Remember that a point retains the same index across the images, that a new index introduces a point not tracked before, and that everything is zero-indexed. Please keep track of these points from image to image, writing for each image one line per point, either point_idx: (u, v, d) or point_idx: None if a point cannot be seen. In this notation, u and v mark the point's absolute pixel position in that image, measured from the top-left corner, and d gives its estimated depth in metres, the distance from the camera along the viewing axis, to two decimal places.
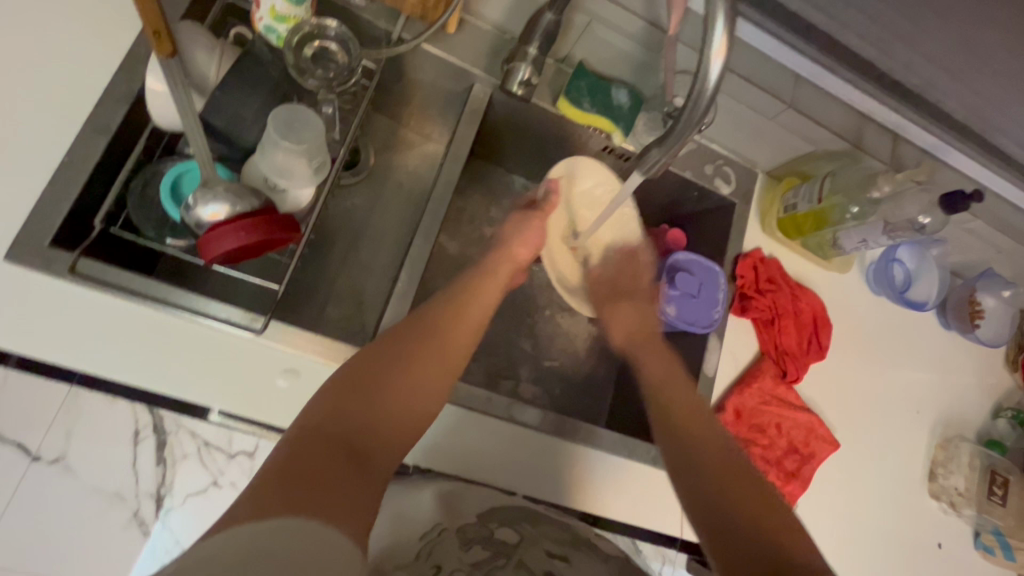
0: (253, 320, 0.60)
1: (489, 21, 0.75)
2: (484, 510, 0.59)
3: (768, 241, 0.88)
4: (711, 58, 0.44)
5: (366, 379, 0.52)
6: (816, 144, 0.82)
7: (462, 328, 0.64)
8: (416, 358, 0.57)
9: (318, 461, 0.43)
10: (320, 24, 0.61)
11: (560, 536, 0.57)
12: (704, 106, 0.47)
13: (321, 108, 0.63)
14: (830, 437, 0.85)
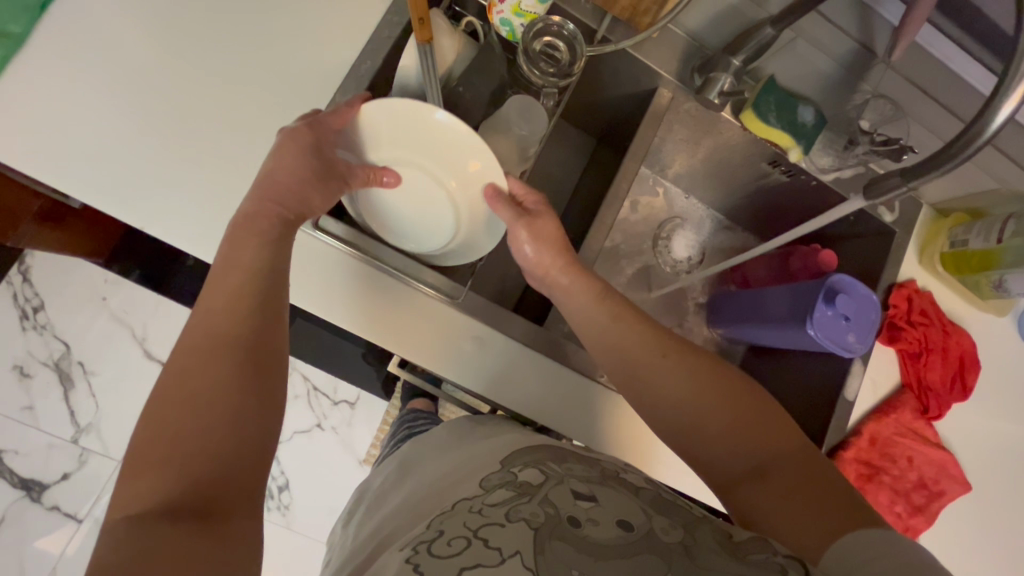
0: (450, 289, 0.68)
1: (685, 28, 0.77)
2: (506, 457, 0.58)
3: (924, 274, 0.87)
4: (1001, 107, 0.46)
5: (168, 403, 0.43)
6: (1001, 181, 0.81)
7: (259, 261, 0.52)
8: (222, 342, 0.47)
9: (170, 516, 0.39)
10: (558, 21, 0.64)
11: (589, 474, 0.53)
12: (971, 151, 0.50)
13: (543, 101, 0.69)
14: (962, 478, 0.84)
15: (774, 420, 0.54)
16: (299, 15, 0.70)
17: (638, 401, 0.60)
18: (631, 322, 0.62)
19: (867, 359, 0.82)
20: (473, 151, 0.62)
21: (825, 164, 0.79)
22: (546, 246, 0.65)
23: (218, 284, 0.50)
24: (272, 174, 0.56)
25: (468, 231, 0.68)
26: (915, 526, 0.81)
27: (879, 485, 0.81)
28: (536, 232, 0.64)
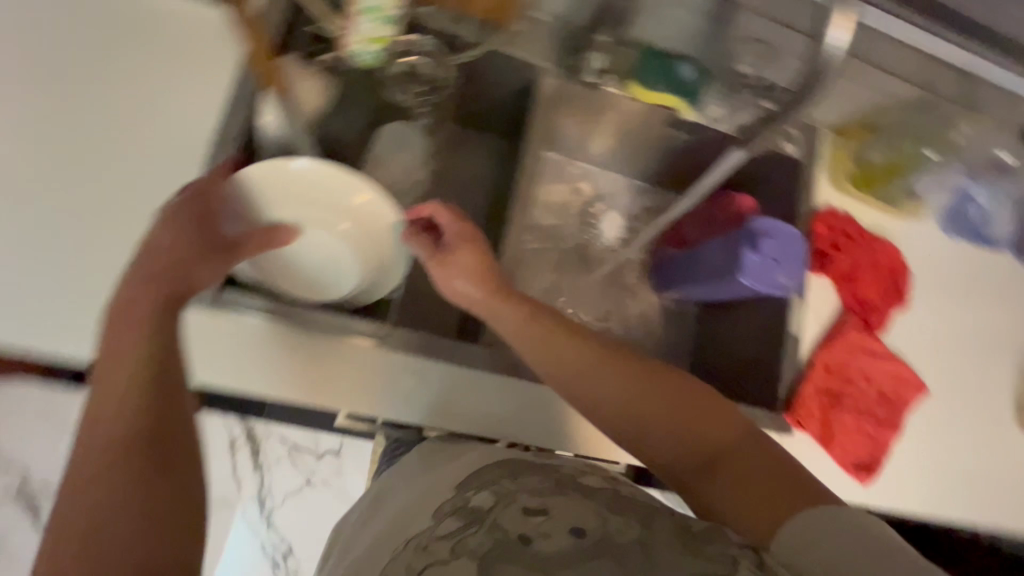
0: (375, 328, 0.67)
1: (549, 13, 0.77)
2: (461, 482, 0.55)
3: (839, 196, 0.88)
4: (834, 31, 0.51)
5: (76, 531, 0.40)
6: (885, 93, 0.82)
7: (140, 353, 0.47)
8: (128, 452, 0.43)
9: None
10: (414, 40, 0.65)
11: (542, 484, 0.51)
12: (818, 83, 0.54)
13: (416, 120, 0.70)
14: (917, 381, 0.87)
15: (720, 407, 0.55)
16: (157, 91, 0.68)
17: (587, 403, 0.58)
18: (569, 330, 0.60)
19: (804, 293, 0.84)
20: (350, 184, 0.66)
21: (716, 116, 0.81)
22: (468, 278, 0.63)
23: (111, 386, 0.46)
24: (154, 253, 0.51)
25: (378, 260, 0.69)
26: (885, 439, 0.84)
27: (844, 409, 0.83)
28: (453, 266, 0.64)
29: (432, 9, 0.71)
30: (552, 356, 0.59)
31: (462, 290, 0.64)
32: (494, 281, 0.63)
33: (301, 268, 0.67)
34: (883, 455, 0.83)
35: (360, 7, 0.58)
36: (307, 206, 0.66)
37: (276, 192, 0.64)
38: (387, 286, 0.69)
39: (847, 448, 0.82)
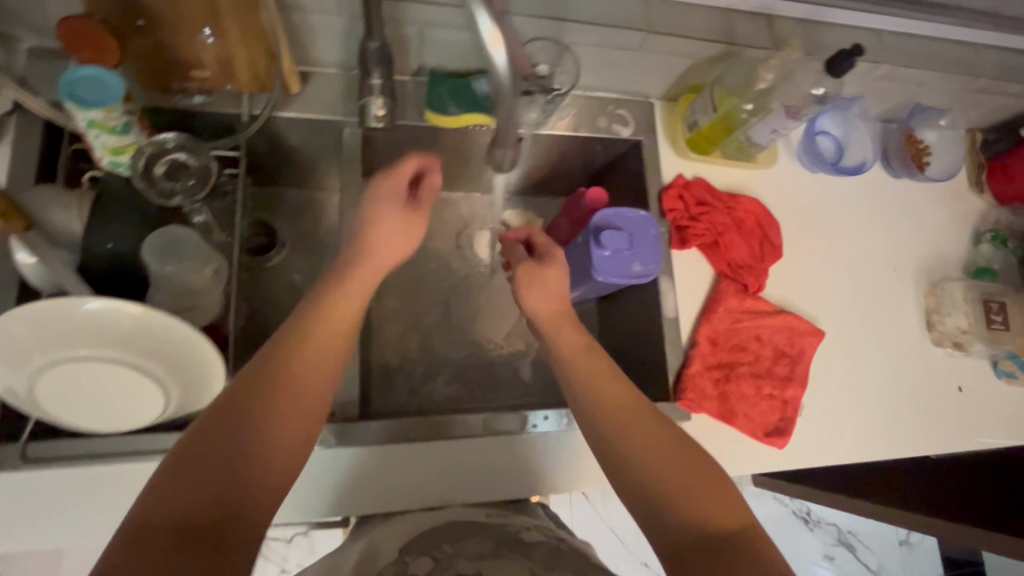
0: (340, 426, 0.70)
1: (332, 64, 0.76)
2: (401, 546, 0.59)
3: (685, 164, 0.86)
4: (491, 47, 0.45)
5: (210, 436, 0.45)
6: (691, 56, 0.79)
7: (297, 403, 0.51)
8: (263, 385, 0.50)
9: (171, 562, 0.39)
10: (157, 140, 0.60)
11: (479, 548, 0.56)
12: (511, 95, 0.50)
13: (192, 219, 0.64)
14: (813, 328, 0.84)
15: (730, 493, 0.54)
16: None
17: (604, 445, 0.58)
18: (608, 368, 0.64)
19: (671, 270, 0.82)
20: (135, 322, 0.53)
21: (536, 120, 0.79)
22: (541, 297, 0.70)
23: (320, 325, 0.56)
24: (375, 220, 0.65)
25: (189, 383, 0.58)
26: (793, 397, 0.80)
27: (741, 378, 0.80)
28: (537, 277, 0.70)
29: (204, 96, 0.70)
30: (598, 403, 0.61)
31: (536, 305, 0.70)
32: (563, 309, 0.70)
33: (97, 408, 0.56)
34: (795, 414, 0.80)
35: (80, 124, 0.54)
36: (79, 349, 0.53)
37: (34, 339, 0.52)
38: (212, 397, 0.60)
39: (754, 417, 0.78)
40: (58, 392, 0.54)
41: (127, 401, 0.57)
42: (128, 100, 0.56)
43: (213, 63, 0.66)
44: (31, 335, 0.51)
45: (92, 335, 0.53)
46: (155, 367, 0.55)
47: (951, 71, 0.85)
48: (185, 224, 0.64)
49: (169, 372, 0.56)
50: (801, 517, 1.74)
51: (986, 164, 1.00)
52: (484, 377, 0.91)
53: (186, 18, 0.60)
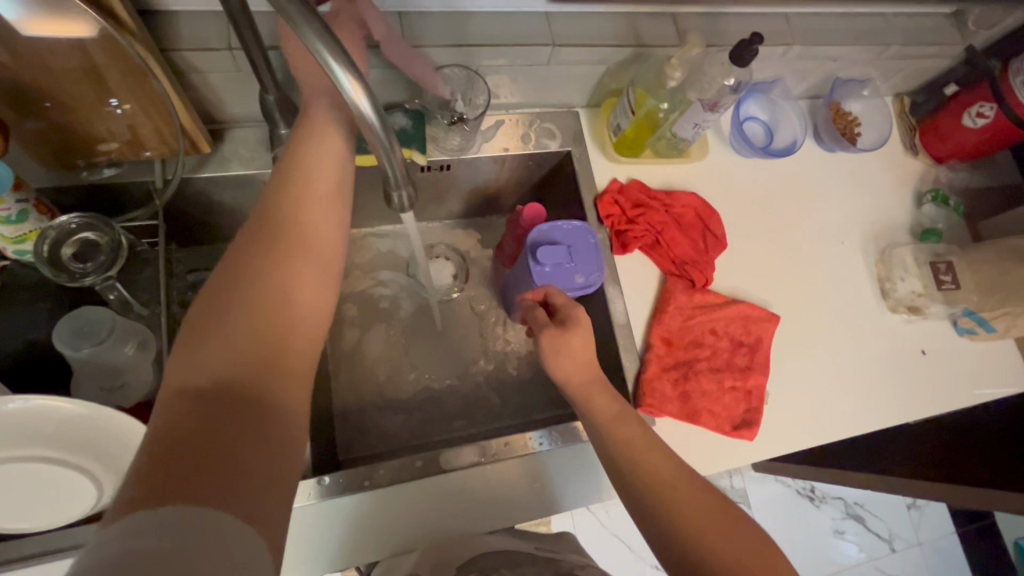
0: (320, 478, 0.68)
1: (246, 117, 0.75)
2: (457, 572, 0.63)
3: (618, 168, 0.87)
4: (354, 100, 0.39)
5: (207, 305, 0.44)
6: (604, 63, 0.79)
7: (291, 276, 0.47)
8: (280, 233, 0.49)
9: (218, 420, 0.38)
10: (59, 222, 0.59)
11: None
12: (390, 141, 0.43)
13: (107, 297, 0.62)
14: (767, 313, 0.83)
15: (778, 564, 0.54)
16: None
17: (662, 527, 0.55)
18: (649, 436, 0.61)
19: (616, 275, 0.81)
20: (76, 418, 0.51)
21: (458, 145, 0.81)
22: (570, 362, 0.65)
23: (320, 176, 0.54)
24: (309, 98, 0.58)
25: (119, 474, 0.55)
26: (757, 386, 0.79)
27: (700, 375, 0.79)
28: (561, 343, 0.65)
29: (116, 167, 0.69)
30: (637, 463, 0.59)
31: (565, 373, 0.65)
32: (597, 375, 0.65)
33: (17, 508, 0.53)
34: (761, 404, 0.79)
35: None
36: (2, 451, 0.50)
37: None
38: None
39: (720, 412, 0.77)
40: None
41: (57, 496, 0.54)
42: (20, 187, 0.54)
43: (120, 136, 0.65)
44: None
45: (14, 439, 0.50)
46: (81, 458, 0.53)
47: (864, 42, 0.85)
48: (100, 304, 0.61)
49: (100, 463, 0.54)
50: (806, 495, 1.72)
51: (918, 126, 1.00)
52: (449, 407, 0.89)
53: (83, 98, 0.60)
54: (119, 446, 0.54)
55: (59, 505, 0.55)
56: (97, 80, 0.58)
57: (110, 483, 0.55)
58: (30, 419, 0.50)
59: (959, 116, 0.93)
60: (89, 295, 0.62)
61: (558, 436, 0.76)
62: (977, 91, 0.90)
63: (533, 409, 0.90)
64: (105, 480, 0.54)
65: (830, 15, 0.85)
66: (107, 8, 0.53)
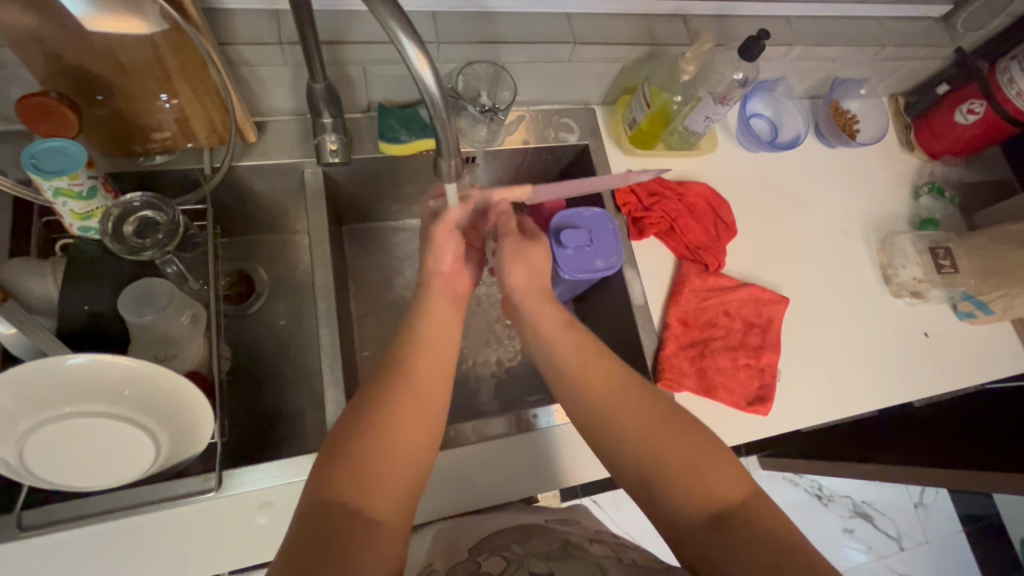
0: None
1: (287, 111, 0.80)
2: (474, 547, 0.62)
3: (632, 160, 0.92)
4: (419, 71, 0.45)
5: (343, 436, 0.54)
6: (620, 60, 0.85)
7: (409, 413, 0.56)
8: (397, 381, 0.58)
9: (325, 543, 0.45)
10: (123, 200, 0.64)
11: (547, 549, 0.59)
12: (446, 107, 0.49)
13: (164, 271, 0.66)
14: (777, 296, 0.87)
15: (714, 452, 0.56)
16: None
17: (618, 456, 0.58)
18: (599, 352, 0.65)
19: (632, 259, 0.86)
20: (135, 375, 0.55)
21: (485, 137, 0.85)
22: (528, 272, 0.72)
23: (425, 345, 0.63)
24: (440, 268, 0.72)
25: (176, 431, 0.59)
26: (770, 364, 0.83)
27: (715, 353, 0.83)
28: (524, 250, 0.72)
29: (166, 155, 0.74)
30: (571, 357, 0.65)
31: (517, 279, 0.71)
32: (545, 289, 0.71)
33: (79, 466, 0.56)
34: (773, 380, 0.82)
35: (47, 193, 0.58)
36: (75, 403, 0.54)
37: (28, 395, 0.52)
38: (198, 443, 0.61)
39: (735, 388, 0.81)
40: (44, 455, 0.55)
41: (117, 457, 0.58)
42: (91, 165, 0.59)
43: (170, 126, 0.70)
44: (13, 402, 0.52)
45: (77, 391, 0.54)
46: (141, 416, 0.57)
47: (861, 43, 0.91)
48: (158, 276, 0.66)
49: (158, 421, 0.58)
50: (814, 493, 1.74)
51: (912, 124, 1.06)
52: (472, 389, 0.92)
53: (142, 89, 0.64)
54: (179, 403, 0.58)
55: (116, 465, 0.58)
56: (159, 73, 0.63)
57: (165, 441, 0.59)
58: (93, 373, 0.54)
59: (952, 114, 0.98)
60: (146, 270, 0.66)
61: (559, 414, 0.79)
62: (968, 90, 0.96)
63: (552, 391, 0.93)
64: (160, 437, 0.58)
65: (828, 18, 0.91)
66: (177, 4, 0.57)
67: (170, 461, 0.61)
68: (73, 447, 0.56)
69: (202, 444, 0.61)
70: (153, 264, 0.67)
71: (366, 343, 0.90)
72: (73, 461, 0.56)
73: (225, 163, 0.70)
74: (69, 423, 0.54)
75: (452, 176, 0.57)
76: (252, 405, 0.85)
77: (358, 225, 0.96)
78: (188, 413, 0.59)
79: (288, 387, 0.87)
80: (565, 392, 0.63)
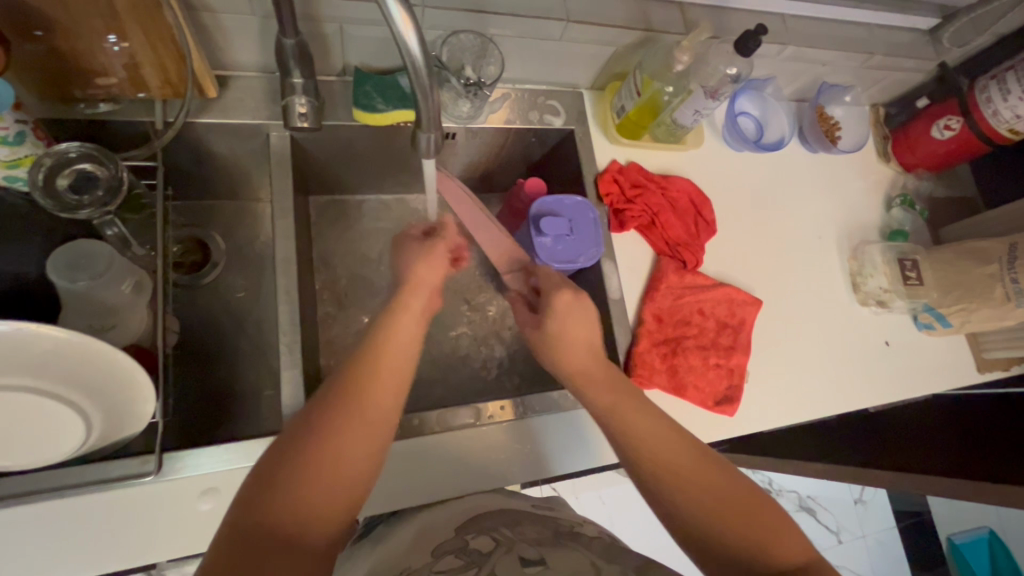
0: None
1: (253, 67, 0.74)
2: (460, 527, 0.60)
3: (618, 150, 0.90)
4: (402, 31, 0.41)
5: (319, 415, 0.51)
6: (612, 44, 0.81)
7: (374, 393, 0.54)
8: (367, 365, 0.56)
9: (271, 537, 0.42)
10: (58, 150, 0.57)
11: (538, 536, 0.56)
12: (428, 73, 0.44)
13: (104, 233, 0.60)
14: (750, 298, 0.87)
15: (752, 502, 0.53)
16: None
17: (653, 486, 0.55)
18: (586, 320, 0.70)
19: (611, 252, 0.84)
20: (70, 348, 0.50)
21: (467, 114, 0.80)
22: (563, 350, 0.69)
23: (383, 356, 0.58)
24: (416, 281, 0.68)
25: (110, 408, 0.54)
26: (739, 365, 0.83)
27: (687, 352, 0.83)
28: (554, 338, 0.69)
29: (113, 104, 0.67)
30: (570, 323, 0.69)
31: (565, 364, 0.68)
32: (595, 357, 0.68)
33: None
34: (742, 381, 0.82)
35: None
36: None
37: None
38: (139, 420, 0.57)
39: (703, 387, 0.81)
40: None
41: (40, 436, 0.52)
42: (20, 107, 0.53)
43: (118, 71, 0.63)
44: None
45: (6, 363, 0.48)
46: (72, 393, 0.51)
47: (852, 48, 0.91)
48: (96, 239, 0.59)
49: (91, 398, 0.52)
50: (764, 487, 1.79)
51: (890, 135, 1.07)
52: (440, 375, 0.89)
53: (82, 25, 0.57)
54: (119, 376, 0.53)
55: (37, 445, 0.52)
56: (103, 9, 0.55)
57: (99, 417, 0.54)
58: (21, 342, 0.47)
59: (928, 128, 1.00)
60: (84, 231, 0.61)
61: (533, 405, 0.77)
62: (946, 105, 0.97)
63: (521, 381, 0.91)
64: (94, 416, 0.53)
65: (822, 20, 0.90)
66: None
67: (102, 439, 0.56)
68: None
69: (142, 422, 0.57)
70: (92, 225, 0.61)
71: (328, 323, 0.85)
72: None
73: (179, 121, 0.65)
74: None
75: (432, 149, 0.53)
76: (200, 383, 0.80)
77: (326, 197, 0.91)
78: (126, 388, 0.54)
79: (241, 365, 0.82)
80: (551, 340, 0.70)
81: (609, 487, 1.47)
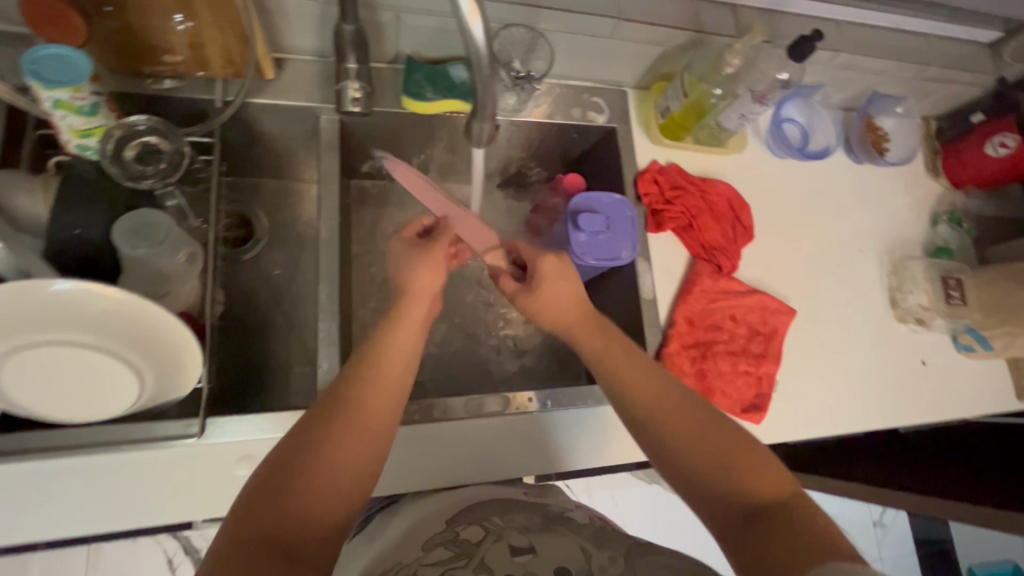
0: None
1: (309, 51, 0.76)
2: (449, 518, 0.60)
3: (659, 150, 0.89)
4: (468, 21, 0.42)
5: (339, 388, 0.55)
6: (662, 44, 0.81)
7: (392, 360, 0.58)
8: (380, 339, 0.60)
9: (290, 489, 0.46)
10: (127, 123, 0.60)
11: (527, 522, 0.57)
12: (488, 62, 0.45)
13: (165, 204, 0.64)
14: (784, 307, 0.86)
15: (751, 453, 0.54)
16: None
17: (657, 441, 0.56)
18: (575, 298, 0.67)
19: (646, 253, 0.84)
20: (127, 310, 0.52)
21: (513, 106, 0.82)
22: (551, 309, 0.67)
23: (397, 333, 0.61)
24: (417, 286, 0.65)
25: (161, 370, 0.57)
26: (768, 373, 0.82)
27: (716, 357, 0.82)
28: (541, 301, 0.68)
29: (177, 81, 0.70)
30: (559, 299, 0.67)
31: (556, 319, 0.67)
32: (584, 312, 0.67)
33: (58, 392, 0.54)
34: (770, 391, 0.81)
35: (45, 104, 0.54)
36: (56, 330, 0.51)
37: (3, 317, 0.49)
38: (187, 386, 0.60)
39: (731, 394, 0.80)
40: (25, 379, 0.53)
41: (98, 391, 0.55)
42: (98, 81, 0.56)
43: (184, 50, 0.66)
44: None
45: (50, 319, 0.50)
46: (128, 353, 0.54)
47: (906, 59, 0.89)
48: (157, 208, 0.63)
49: (146, 359, 0.55)
50: None
51: (941, 150, 1.04)
52: (467, 364, 0.90)
53: (155, 4, 0.59)
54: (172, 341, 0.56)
55: (92, 399, 0.56)
56: None
57: (151, 378, 0.57)
58: (77, 301, 0.50)
59: (982, 144, 0.96)
60: (144, 201, 0.64)
61: (558, 398, 0.77)
62: (1003, 122, 0.94)
63: (547, 375, 0.92)
64: (147, 377, 0.56)
65: (877, 29, 0.88)
66: None
67: (150, 399, 0.59)
68: (54, 376, 0.53)
69: (188, 387, 0.59)
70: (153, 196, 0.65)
71: (363, 304, 0.87)
72: (53, 391, 0.54)
73: (237, 102, 0.67)
74: (52, 349, 0.51)
75: (483, 137, 0.55)
76: (238, 354, 0.83)
77: (368, 182, 0.92)
78: (177, 354, 0.57)
79: (278, 340, 0.85)
80: (546, 317, 0.68)
81: (623, 488, 1.47)
